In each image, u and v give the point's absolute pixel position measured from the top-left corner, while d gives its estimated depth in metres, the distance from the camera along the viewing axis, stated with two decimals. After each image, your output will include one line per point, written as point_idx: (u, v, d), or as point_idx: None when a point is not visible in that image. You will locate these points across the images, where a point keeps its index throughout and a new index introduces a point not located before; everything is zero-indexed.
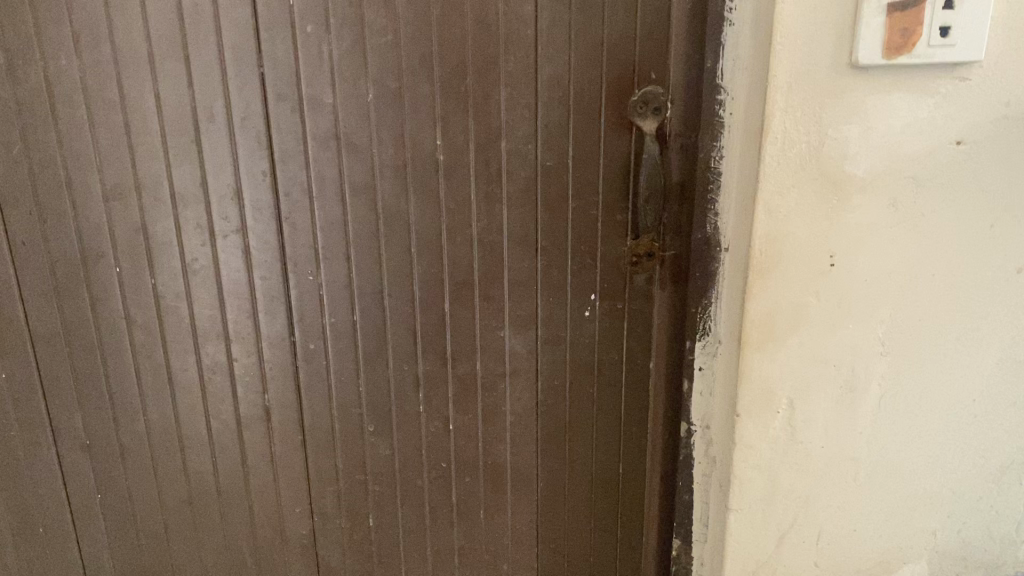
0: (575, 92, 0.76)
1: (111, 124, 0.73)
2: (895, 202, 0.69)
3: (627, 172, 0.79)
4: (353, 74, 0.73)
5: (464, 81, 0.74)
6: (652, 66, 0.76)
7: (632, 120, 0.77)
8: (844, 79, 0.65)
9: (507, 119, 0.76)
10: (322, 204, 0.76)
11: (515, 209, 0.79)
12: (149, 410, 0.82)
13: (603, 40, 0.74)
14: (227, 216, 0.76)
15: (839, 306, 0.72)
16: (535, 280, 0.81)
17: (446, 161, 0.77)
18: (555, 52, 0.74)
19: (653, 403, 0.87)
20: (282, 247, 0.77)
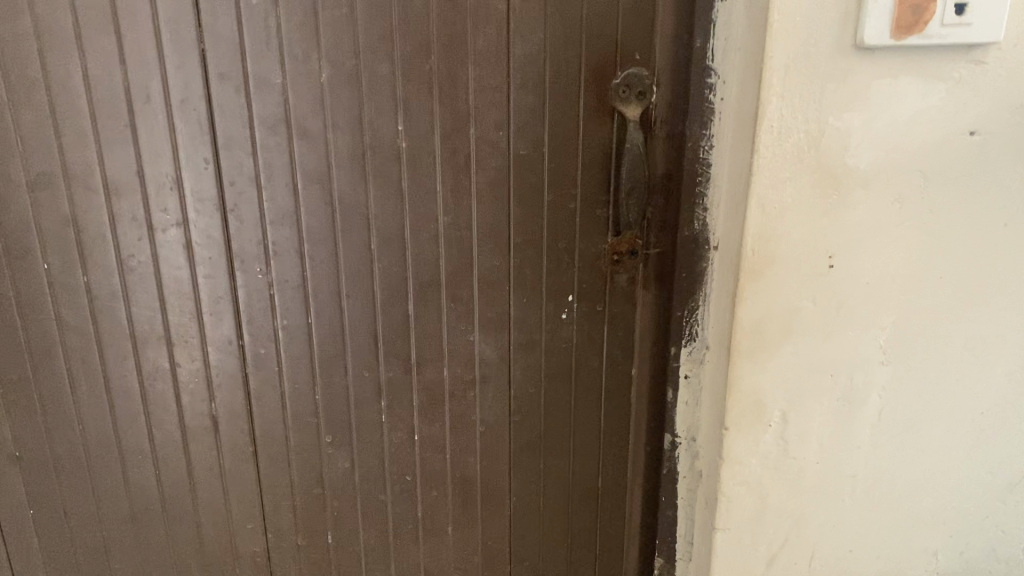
0: (552, 74, 0.69)
1: (35, 105, 0.65)
2: (900, 199, 0.63)
3: (608, 163, 0.72)
4: (305, 51, 0.66)
5: (428, 60, 0.68)
6: (635, 45, 0.69)
7: (614, 105, 0.70)
8: (848, 62, 0.59)
9: (477, 103, 0.69)
10: (272, 196, 0.70)
11: (485, 203, 0.72)
12: (85, 419, 0.75)
13: (583, 17, 0.68)
14: (167, 209, 0.69)
15: (837, 311, 0.66)
16: (508, 280, 0.75)
17: (409, 149, 0.70)
18: (530, 29, 0.68)
19: (635, 411, 0.80)
20: (228, 243, 0.70)
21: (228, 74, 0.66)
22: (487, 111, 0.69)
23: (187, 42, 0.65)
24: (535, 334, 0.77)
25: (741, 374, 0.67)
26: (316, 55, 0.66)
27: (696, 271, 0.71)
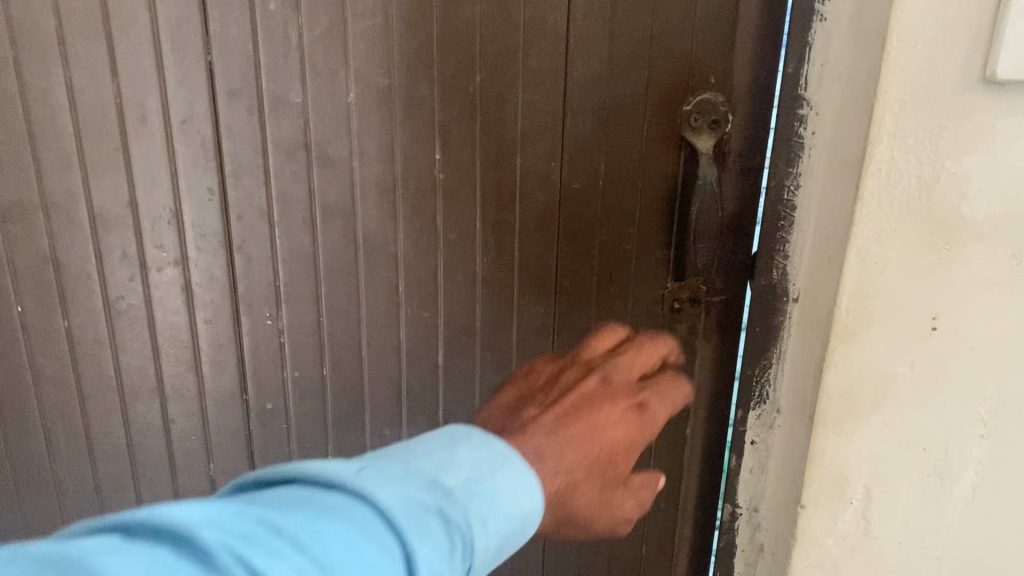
0: (615, 97, 0.61)
1: (8, 123, 0.54)
2: (1021, 255, 0.54)
3: (673, 199, 0.64)
4: (331, 66, 0.57)
5: (471, 80, 0.59)
6: (712, 68, 0.61)
7: (683, 135, 0.62)
8: (973, 97, 0.50)
9: (525, 129, 0.61)
10: (286, 230, 0.60)
11: (529, 241, 0.64)
12: (64, 483, 0.64)
13: (654, 34, 0.60)
14: (164, 243, 0.59)
15: (937, 379, 0.57)
16: (551, 329, 0.66)
17: (447, 180, 0.61)
18: (591, 46, 0.59)
19: (686, 474, 0.73)
20: (235, 282, 0.61)
21: (239, 90, 0.56)
22: (538, 139, 0.61)
23: (192, 53, 0.55)
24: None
25: (822, 445, 0.59)
26: (343, 70, 0.57)
27: (771, 326, 0.63)
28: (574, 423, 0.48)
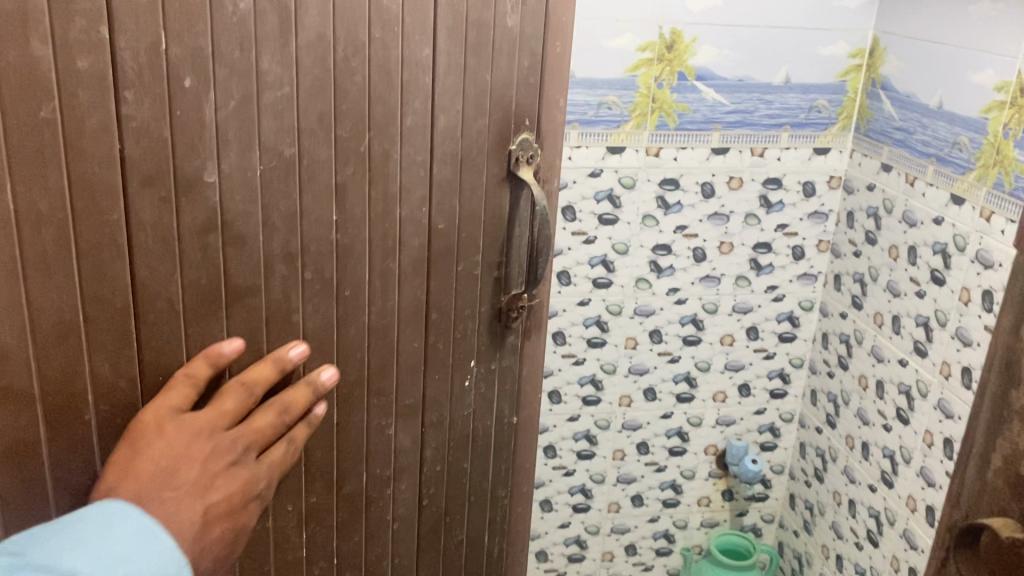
0: (465, 142, 1.10)
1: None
2: None
3: (507, 221, 1.18)
4: (239, 144, 0.95)
5: (364, 141, 1.03)
6: (526, 114, 1.14)
7: (514, 167, 1.14)
8: None
9: (402, 174, 1.07)
10: (213, 298, 1.00)
11: (405, 271, 1.12)
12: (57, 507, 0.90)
13: (488, 85, 1.09)
14: (69, 298, 0.93)
15: None
16: (423, 358, 1.18)
17: (342, 237, 1.05)
18: (446, 103, 1.07)
19: (519, 415, 1.33)
20: (143, 327, 0.98)
21: (153, 177, 0.92)
22: (411, 181, 1.08)
23: (110, 142, 0.89)
24: (430, 375, 1.20)
25: None
26: (253, 149, 0.96)
27: None
28: (210, 501, 1.00)
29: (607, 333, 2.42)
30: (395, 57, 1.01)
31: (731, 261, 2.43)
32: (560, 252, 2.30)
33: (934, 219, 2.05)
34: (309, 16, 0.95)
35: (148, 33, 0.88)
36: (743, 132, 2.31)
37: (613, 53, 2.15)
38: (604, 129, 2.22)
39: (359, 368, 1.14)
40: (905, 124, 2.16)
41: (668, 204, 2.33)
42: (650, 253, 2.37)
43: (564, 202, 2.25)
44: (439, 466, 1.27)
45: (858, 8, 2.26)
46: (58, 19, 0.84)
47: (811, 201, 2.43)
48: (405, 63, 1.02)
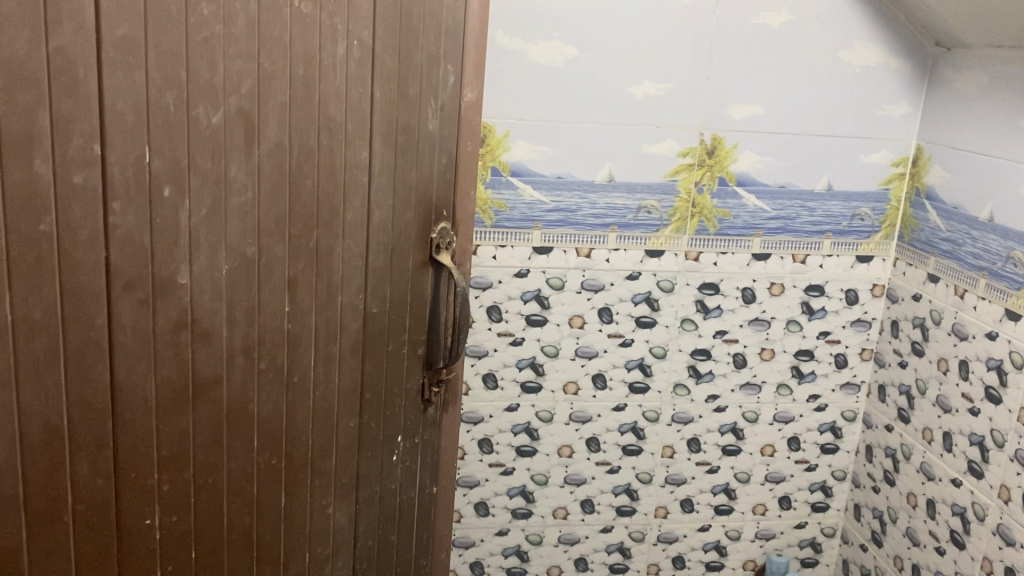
0: (398, 236, 1.37)
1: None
2: None
3: (432, 301, 1.50)
4: (209, 248, 1.10)
5: (310, 240, 1.22)
6: (444, 209, 1.47)
7: (434, 257, 1.46)
8: None
9: (345, 273, 1.29)
10: (181, 393, 1.13)
11: (344, 355, 1.34)
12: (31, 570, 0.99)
13: (416, 189, 1.39)
14: (58, 400, 1.02)
15: None
16: (360, 434, 1.40)
17: (291, 327, 1.23)
18: (383, 203, 1.32)
19: (438, 462, 1.65)
20: (117, 419, 1.08)
21: (134, 282, 1.04)
22: (350, 273, 1.30)
23: (98, 252, 1.01)
24: (365, 453, 1.43)
25: None
26: (220, 251, 1.11)
27: None
28: None
29: (644, 440, 2.38)
30: (340, 159, 1.23)
31: (772, 367, 2.39)
32: (597, 354, 2.29)
33: (988, 333, 1.98)
34: (269, 129, 1.12)
35: (132, 151, 1.01)
36: (785, 238, 2.30)
37: (653, 157, 2.18)
38: (643, 232, 2.23)
39: (303, 452, 1.31)
40: (953, 235, 2.12)
41: (708, 308, 2.32)
42: (688, 357, 2.34)
43: (601, 303, 2.26)
44: (374, 525, 1.49)
45: (900, 117, 2.27)
46: (59, 141, 0.96)
47: (854, 309, 2.39)
48: (348, 163, 1.24)
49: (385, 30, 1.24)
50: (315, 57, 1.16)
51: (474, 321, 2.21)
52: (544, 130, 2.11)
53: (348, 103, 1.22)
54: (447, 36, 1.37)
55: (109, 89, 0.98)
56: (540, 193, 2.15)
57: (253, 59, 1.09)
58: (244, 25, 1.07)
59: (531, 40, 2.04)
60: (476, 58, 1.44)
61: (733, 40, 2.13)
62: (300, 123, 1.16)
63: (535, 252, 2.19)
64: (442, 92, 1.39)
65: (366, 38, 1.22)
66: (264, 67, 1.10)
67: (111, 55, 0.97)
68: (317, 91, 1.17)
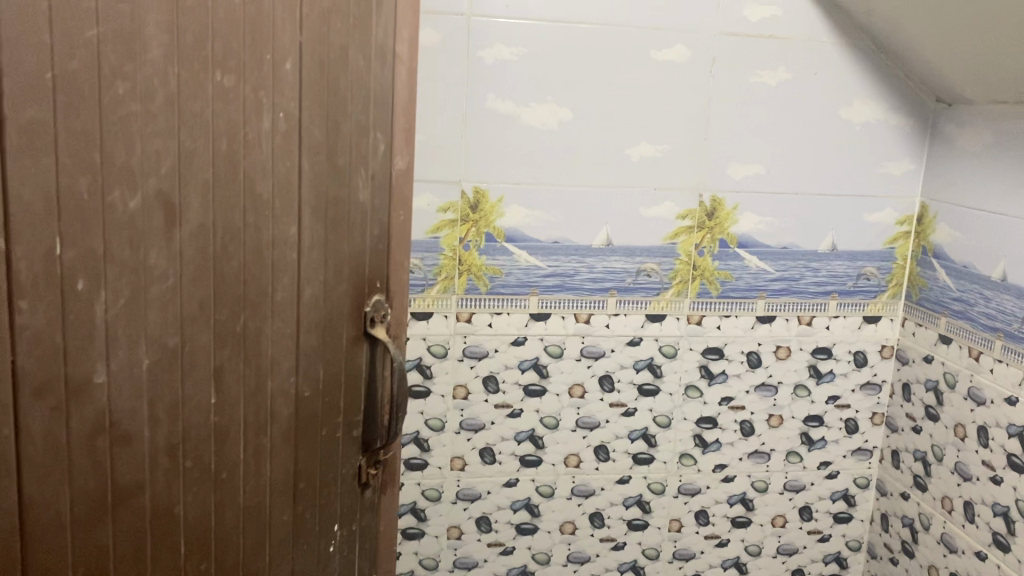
0: (331, 312, 1.30)
1: None
2: None
3: (368, 377, 1.45)
4: (127, 341, 0.97)
5: (237, 325, 1.11)
6: (377, 281, 1.42)
7: (369, 331, 1.41)
8: None
9: (274, 356, 1.19)
10: (99, 512, 0.97)
11: (275, 445, 1.23)
12: None
13: (348, 262, 1.33)
14: None
15: None
16: (293, 527, 1.29)
17: (219, 421, 1.11)
18: (310, 278, 1.24)
19: (375, 547, 1.57)
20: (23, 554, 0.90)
21: (43, 389, 0.89)
22: (280, 356, 1.21)
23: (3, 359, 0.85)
24: (301, 547, 1.32)
25: None
26: (141, 344, 0.98)
27: None
28: None
29: (649, 514, 2.28)
30: (268, 237, 1.14)
31: (781, 434, 2.29)
32: (598, 425, 2.20)
33: (1008, 398, 1.90)
34: (193, 209, 1.01)
35: (39, 241, 0.86)
36: (789, 299, 2.23)
37: (652, 219, 2.12)
38: (644, 296, 2.16)
39: (235, 556, 1.18)
40: (964, 295, 2.05)
41: (712, 373, 2.23)
42: (694, 425, 2.25)
43: (601, 371, 2.17)
44: None
45: (903, 174, 2.22)
46: None
47: (863, 371, 2.31)
48: (275, 240, 1.15)
49: (313, 102, 1.18)
50: (241, 131, 1.06)
51: (471, 393, 2.12)
52: (538, 193, 2.05)
53: (275, 178, 1.13)
54: (376, 107, 1.34)
55: (11, 168, 0.83)
56: (536, 258, 2.09)
57: (174, 135, 0.97)
58: (163, 101, 0.95)
59: (524, 103, 2.00)
60: (405, 126, 1.42)
61: (730, 99, 2.09)
62: (225, 199, 1.05)
63: (532, 319, 2.12)
64: (372, 162, 1.36)
65: (292, 111, 1.14)
66: (185, 145, 0.99)
67: (16, 139, 0.83)
68: (241, 166, 1.07)
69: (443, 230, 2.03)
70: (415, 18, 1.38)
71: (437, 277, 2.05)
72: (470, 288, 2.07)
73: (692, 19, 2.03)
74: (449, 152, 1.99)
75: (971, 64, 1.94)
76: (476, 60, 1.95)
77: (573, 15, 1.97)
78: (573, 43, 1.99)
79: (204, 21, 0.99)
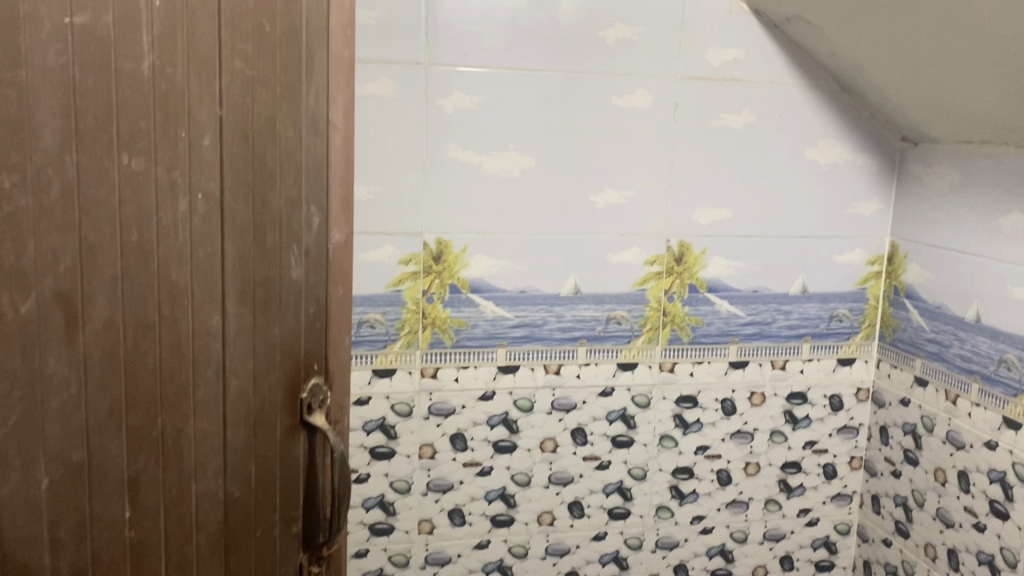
0: (259, 405, 1.12)
1: None
2: None
3: (307, 470, 1.25)
4: (19, 466, 0.82)
5: (153, 432, 0.94)
6: (314, 361, 1.24)
7: (306, 419, 1.22)
8: None
9: (199, 461, 1.02)
10: None
11: (203, 558, 1.05)
12: None
13: (278, 345, 1.14)
14: None
15: None
16: None
17: (133, 542, 0.94)
18: (235, 369, 1.06)
19: None
20: None
21: None
22: (205, 460, 1.03)
23: None
24: None
25: None
26: (36, 463, 0.83)
27: None
28: None
29: (627, 570, 2.21)
30: (187, 330, 0.97)
31: (759, 482, 2.24)
32: (572, 480, 2.13)
33: (987, 442, 1.86)
34: (96, 307, 0.86)
35: None
36: (762, 344, 2.19)
37: (621, 267, 2.07)
38: (615, 345, 2.10)
39: None
40: (939, 336, 2.02)
41: (687, 422, 2.18)
42: (670, 477, 2.19)
43: (574, 424, 2.11)
44: None
45: (872, 215, 2.19)
46: None
47: (840, 415, 2.26)
48: (197, 331, 0.99)
49: (235, 175, 1.01)
50: (151, 219, 0.90)
51: (438, 452, 2.04)
52: (502, 243, 1.99)
53: (193, 265, 0.97)
54: (308, 177, 1.16)
55: None
56: (503, 309, 2.02)
57: (73, 231, 0.83)
58: (59, 195, 0.81)
59: (486, 152, 1.95)
60: (343, 193, 1.23)
61: (695, 142, 2.06)
62: (135, 294, 0.90)
63: (500, 372, 2.05)
64: (306, 237, 1.17)
65: (212, 188, 0.98)
66: (87, 238, 0.84)
67: None
68: (155, 256, 0.91)
69: (404, 283, 1.96)
70: (352, 77, 1.20)
71: (400, 332, 1.98)
72: (434, 342, 2.00)
73: (654, 65, 2.00)
74: (409, 204, 1.93)
75: (943, 101, 1.90)
76: (436, 108, 1.90)
77: (534, 62, 1.93)
78: (534, 90, 1.95)
79: (107, 101, 0.84)
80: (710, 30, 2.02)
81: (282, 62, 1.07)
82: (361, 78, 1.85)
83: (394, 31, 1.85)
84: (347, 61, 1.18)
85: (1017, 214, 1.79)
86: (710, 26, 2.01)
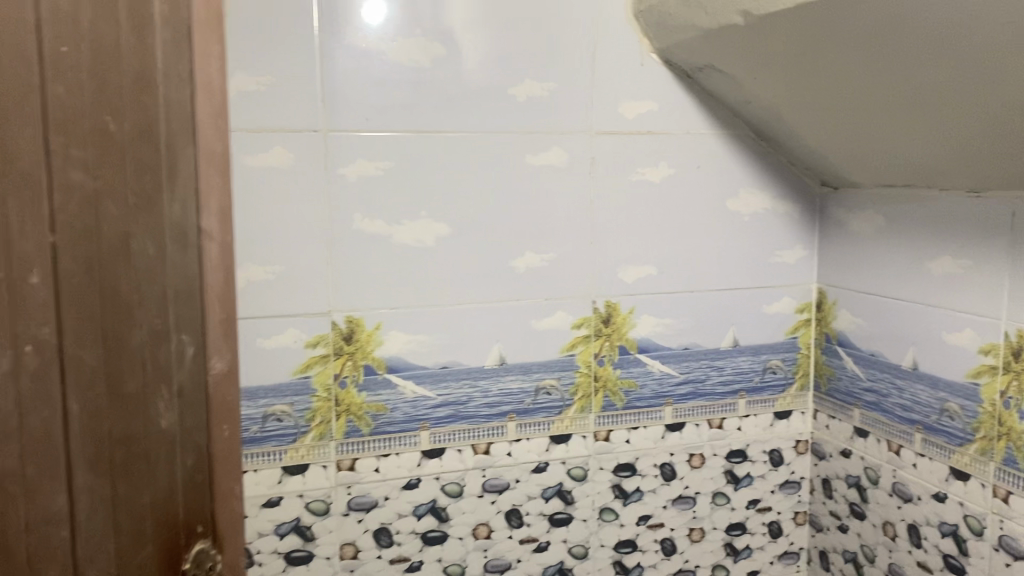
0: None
1: None
2: None
3: None
4: None
5: None
6: (198, 521, 1.05)
7: None
8: None
9: None
10: None
11: None
12: None
13: (146, 510, 0.99)
14: None
15: None
16: None
17: None
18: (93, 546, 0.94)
19: None
20: None
21: None
22: None
23: None
24: None
25: None
26: None
27: None
28: None
29: None
30: (17, 518, 0.88)
31: (704, 548, 2.14)
32: (510, 565, 1.97)
33: (936, 494, 1.79)
34: None
35: None
36: (698, 403, 2.09)
37: (547, 332, 1.95)
38: (546, 417, 1.97)
39: None
40: (876, 385, 1.96)
41: (627, 492, 2.06)
42: (613, 552, 2.06)
43: (508, 505, 1.96)
44: None
45: (798, 262, 2.14)
46: None
47: (781, 470, 2.19)
48: (31, 517, 0.89)
49: (84, 320, 0.91)
50: None
51: (361, 550, 1.86)
52: (419, 317, 1.85)
53: (23, 439, 0.88)
54: (177, 301, 1.00)
55: None
56: (424, 388, 1.87)
57: None
58: None
59: (396, 221, 1.80)
60: (224, 317, 1.05)
61: (615, 199, 1.96)
62: None
63: (425, 457, 1.88)
64: (178, 374, 1.01)
65: (47, 338, 0.89)
66: None
67: None
68: None
69: (313, 367, 1.78)
70: (227, 173, 1.03)
71: (311, 423, 1.80)
72: (350, 430, 1.83)
73: (567, 121, 1.90)
74: (314, 282, 1.76)
75: (863, 143, 1.84)
76: (338, 178, 1.75)
77: (441, 123, 1.81)
78: (442, 153, 1.82)
79: None
80: (622, 82, 1.94)
81: (135, 168, 0.94)
82: (253, 149, 1.69)
83: (286, 97, 1.70)
84: (217, 155, 1.02)
85: (946, 258, 1.76)
86: (621, 78, 1.94)
